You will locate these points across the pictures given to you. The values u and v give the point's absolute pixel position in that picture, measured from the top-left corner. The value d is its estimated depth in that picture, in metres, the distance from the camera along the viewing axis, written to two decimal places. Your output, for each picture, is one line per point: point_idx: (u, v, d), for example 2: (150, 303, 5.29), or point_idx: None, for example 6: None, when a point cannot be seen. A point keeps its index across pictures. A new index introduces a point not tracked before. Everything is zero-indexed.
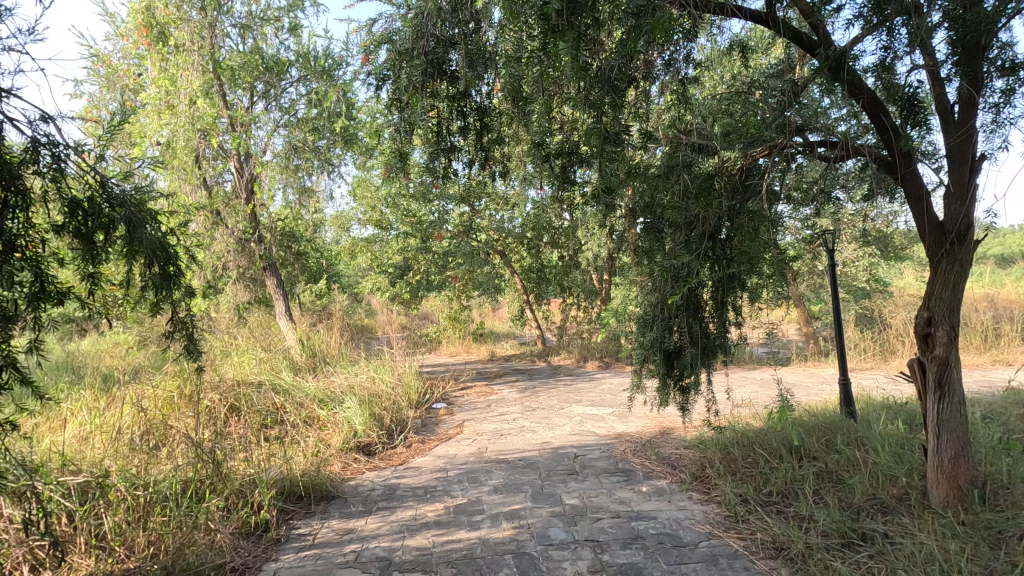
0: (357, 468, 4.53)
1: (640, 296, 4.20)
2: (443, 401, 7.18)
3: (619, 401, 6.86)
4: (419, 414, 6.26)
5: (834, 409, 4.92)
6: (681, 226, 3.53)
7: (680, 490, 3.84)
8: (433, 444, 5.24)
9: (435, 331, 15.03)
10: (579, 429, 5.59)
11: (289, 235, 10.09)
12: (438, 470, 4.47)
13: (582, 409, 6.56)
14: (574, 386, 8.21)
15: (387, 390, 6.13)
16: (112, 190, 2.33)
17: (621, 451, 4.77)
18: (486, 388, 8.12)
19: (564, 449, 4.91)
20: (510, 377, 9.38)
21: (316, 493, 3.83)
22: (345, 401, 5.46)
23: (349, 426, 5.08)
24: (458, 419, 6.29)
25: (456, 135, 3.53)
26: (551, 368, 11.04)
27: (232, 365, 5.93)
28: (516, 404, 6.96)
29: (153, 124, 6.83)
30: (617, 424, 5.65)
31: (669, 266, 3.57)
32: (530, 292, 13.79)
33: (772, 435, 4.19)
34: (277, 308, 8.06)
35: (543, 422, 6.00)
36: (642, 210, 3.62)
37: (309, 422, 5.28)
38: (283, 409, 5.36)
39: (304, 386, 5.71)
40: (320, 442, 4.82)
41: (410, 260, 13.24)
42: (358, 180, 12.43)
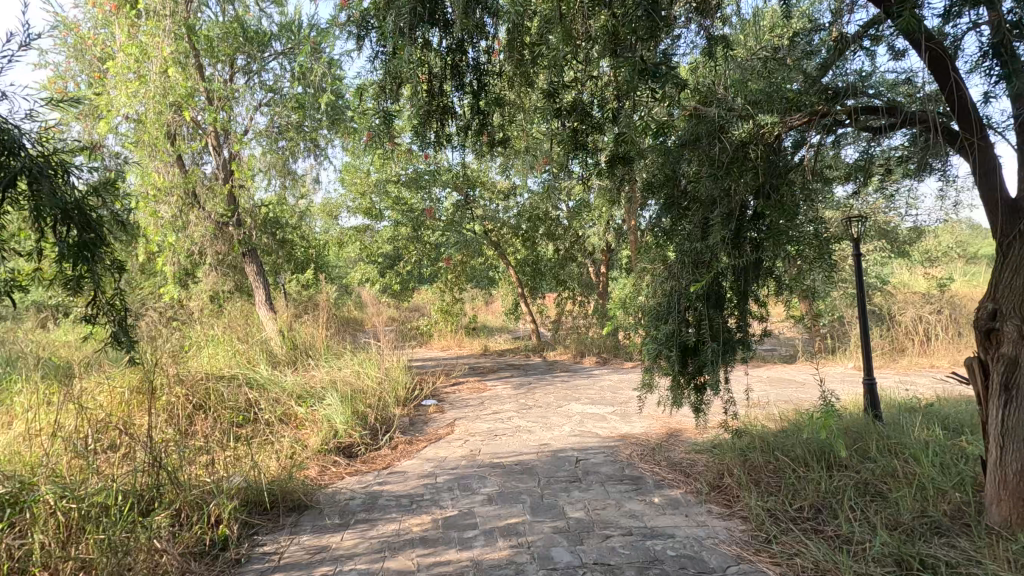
0: (336, 472, 4.09)
1: (652, 285, 3.77)
2: (433, 397, 6.75)
3: (620, 399, 6.47)
4: (407, 412, 5.83)
5: (858, 412, 4.53)
6: (704, 203, 3.08)
7: (696, 503, 3.42)
8: (421, 445, 4.81)
9: (426, 324, 14.59)
10: (579, 430, 5.18)
11: (274, 222, 9.60)
12: (427, 476, 4.04)
13: (581, 407, 6.16)
14: (571, 383, 7.80)
15: (373, 386, 5.70)
16: (13, 134, 1.85)
17: (627, 455, 4.36)
18: (479, 383, 7.70)
19: (565, 452, 4.49)
20: (504, 372, 8.97)
21: (287, 502, 3.39)
22: (326, 397, 5.01)
23: (330, 425, 4.63)
24: (449, 417, 5.87)
25: (452, 96, 3.12)
26: (546, 364, 10.64)
27: (205, 356, 5.47)
28: (510, 401, 6.55)
29: (122, 96, 6.33)
30: (621, 425, 5.24)
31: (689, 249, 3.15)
32: (524, 285, 13.37)
33: (795, 439, 3.79)
34: (258, 297, 7.58)
35: (540, 421, 5.59)
36: (660, 184, 3.20)
37: (285, 420, 4.83)
38: (257, 405, 4.90)
39: (281, 380, 5.26)
40: (296, 443, 4.37)
41: (401, 249, 12.80)
42: (348, 165, 11.95)
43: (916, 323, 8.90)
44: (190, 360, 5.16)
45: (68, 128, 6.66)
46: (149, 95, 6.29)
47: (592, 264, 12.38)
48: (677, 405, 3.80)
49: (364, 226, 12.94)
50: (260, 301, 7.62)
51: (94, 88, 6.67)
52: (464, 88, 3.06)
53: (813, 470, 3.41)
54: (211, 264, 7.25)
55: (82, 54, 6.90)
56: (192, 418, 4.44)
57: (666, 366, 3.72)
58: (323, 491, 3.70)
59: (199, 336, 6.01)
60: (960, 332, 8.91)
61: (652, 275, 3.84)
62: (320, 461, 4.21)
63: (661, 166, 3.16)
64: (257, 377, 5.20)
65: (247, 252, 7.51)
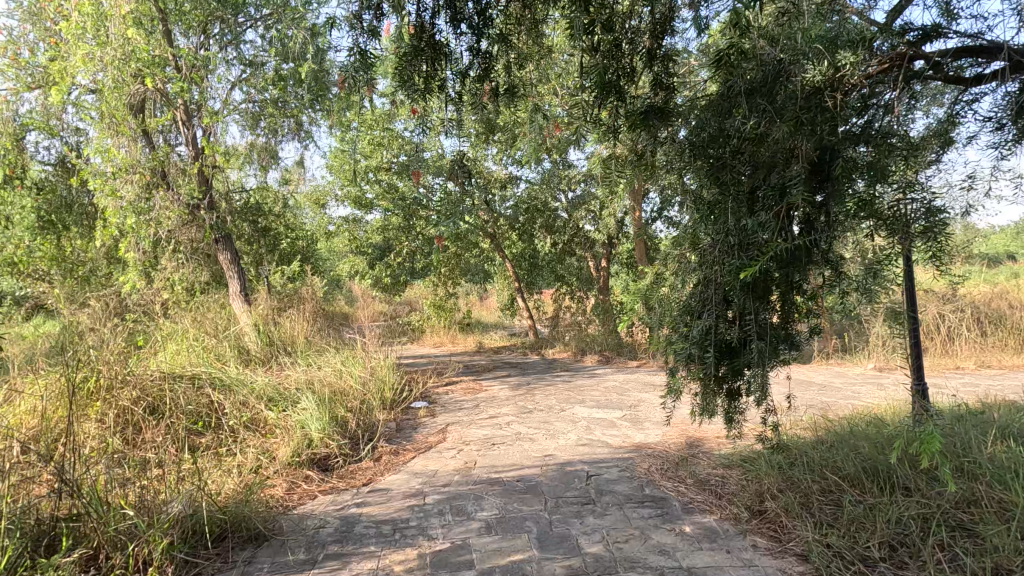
0: (307, 490, 3.50)
1: (682, 274, 3.19)
2: (424, 399, 6.17)
3: (629, 403, 5.91)
4: (393, 416, 5.23)
5: (906, 422, 3.99)
6: (763, 168, 2.49)
7: (737, 534, 2.86)
8: (409, 456, 4.22)
9: (418, 320, 14.03)
10: (587, 439, 4.62)
11: (255, 209, 8.97)
12: (413, 496, 3.45)
13: (586, 412, 5.59)
14: (573, 383, 7.24)
15: (355, 387, 5.10)
16: None
17: (645, 470, 3.80)
18: (474, 384, 7.13)
19: (574, 466, 3.92)
20: (501, 371, 8.40)
21: (239, 535, 2.80)
22: (300, 400, 4.41)
23: (303, 433, 4.03)
24: (441, 422, 5.28)
25: (447, 34, 2.54)
26: (545, 362, 10.06)
27: (167, 354, 4.86)
28: (509, 404, 5.98)
29: (78, 61, 5.69)
30: (633, 434, 4.68)
31: (743, 226, 2.56)
32: (521, 280, 12.83)
33: (846, 455, 3.24)
34: (232, 288, 6.97)
35: (542, 427, 5.03)
36: (706, 146, 2.63)
37: (254, 426, 4.23)
38: (222, 409, 4.29)
39: (251, 379, 4.65)
40: (262, 455, 3.77)
41: (392, 240, 12.22)
42: (336, 151, 11.33)
43: (937, 321, 8.39)
44: (146, 357, 4.55)
45: (21, 98, 6.02)
46: (107, 61, 5.65)
47: (592, 258, 11.85)
48: (710, 416, 3.23)
49: (353, 216, 12.33)
50: (235, 292, 7.01)
51: (49, 54, 6.02)
52: (463, 23, 2.48)
53: (875, 494, 2.86)
54: (184, 251, 6.59)
55: (37, 17, 6.24)
56: (142, 426, 3.83)
57: (696, 370, 3.15)
58: (290, 516, 3.11)
59: (164, 329, 5.40)
60: (984, 332, 8.42)
61: (680, 263, 3.26)
62: (287, 479, 3.59)
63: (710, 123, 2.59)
64: (224, 376, 4.58)
65: (221, 237, 6.91)
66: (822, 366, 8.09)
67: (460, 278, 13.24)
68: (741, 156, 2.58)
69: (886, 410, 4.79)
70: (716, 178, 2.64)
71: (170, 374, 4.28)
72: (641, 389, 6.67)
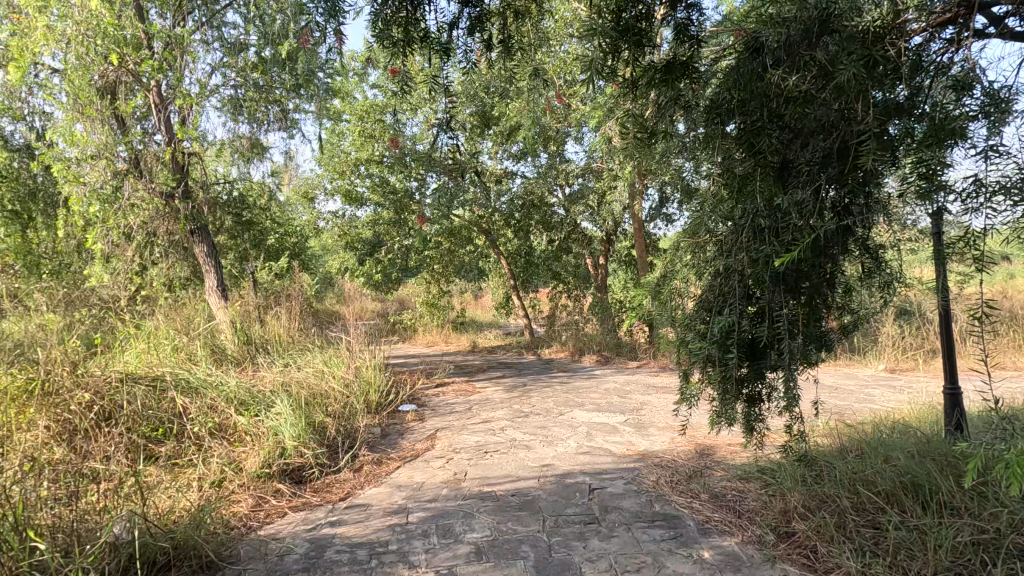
0: (276, 508, 3.12)
1: (697, 264, 2.83)
2: (413, 401, 5.79)
3: (631, 406, 5.55)
4: (378, 421, 4.86)
5: (938, 433, 3.62)
6: (803, 135, 2.17)
7: (763, 562, 2.51)
8: (394, 466, 3.84)
9: (410, 318, 13.66)
10: (588, 446, 4.25)
11: (237, 201, 8.56)
12: (394, 513, 3.07)
13: (586, 416, 5.22)
14: (570, 384, 6.89)
15: (337, 390, 4.71)
16: None
17: (654, 483, 3.44)
18: (466, 386, 6.74)
19: (575, 478, 3.55)
20: (495, 372, 8.04)
21: (188, 567, 2.44)
22: (275, 404, 4.01)
23: (276, 440, 3.64)
24: (430, 427, 4.90)
25: None
26: (541, 362, 9.67)
27: (130, 354, 4.43)
28: (503, 407, 5.61)
29: (39, 38, 5.30)
30: (637, 441, 4.31)
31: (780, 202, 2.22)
32: (516, 277, 12.49)
33: (880, 469, 2.90)
34: (209, 282, 6.52)
35: (539, 433, 4.66)
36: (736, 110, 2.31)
37: (222, 432, 3.82)
38: (187, 413, 3.89)
39: (222, 379, 4.23)
40: (227, 465, 3.39)
41: (382, 235, 11.82)
42: (325, 142, 10.91)
43: None
44: (106, 357, 4.15)
45: None
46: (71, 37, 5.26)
47: (590, 255, 11.51)
48: (729, 427, 2.87)
49: (343, 211, 11.93)
50: (210, 288, 6.54)
51: (10, 30, 5.62)
52: None
53: (920, 515, 2.53)
54: (161, 244, 6.22)
55: None
56: (93, 435, 3.40)
57: (714, 374, 2.80)
58: (251, 540, 2.73)
59: (130, 327, 5.00)
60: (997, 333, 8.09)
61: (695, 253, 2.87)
62: (254, 494, 3.20)
63: (741, 85, 2.28)
64: (191, 377, 4.16)
65: (198, 229, 6.43)
66: (830, 368, 7.74)
67: (453, 276, 12.87)
68: (780, 121, 2.22)
69: (910, 416, 4.43)
70: (748, 148, 2.28)
71: (128, 374, 3.85)
72: (643, 391, 6.31)
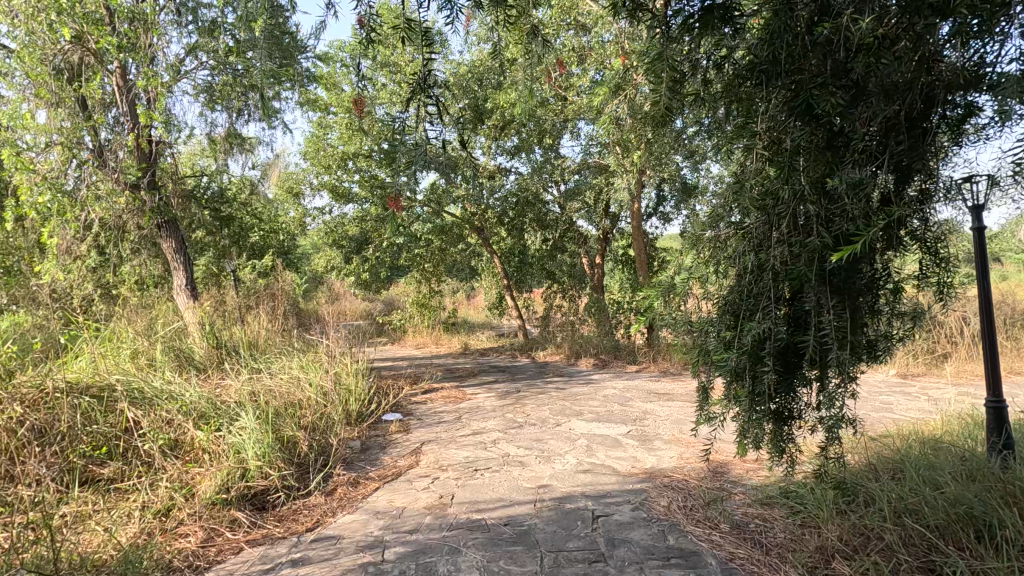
0: (230, 543, 2.69)
1: (719, 258, 2.42)
2: (397, 410, 5.35)
3: (633, 416, 5.16)
4: (357, 433, 4.42)
5: (979, 451, 3.26)
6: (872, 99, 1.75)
7: None
8: (372, 488, 3.41)
9: (400, 318, 13.26)
10: (589, 463, 3.85)
11: (215, 195, 8.12)
12: (368, 548, 2.64)
13: (585, 427, 4.81)
14: (566, 390, 6.49)
15: (311, 399, 4.28)
16: None
17: (665, 509, 3.04)
18: (456, 392, 6.32)
19: (575, 504, 3.14)
20: (487, 376, 7.62)
21: None
22: (239, 417, 3.57)
23: (238, 459, 3.21)
24: (414, 440, 4.47)
25: None
26: (535, 365, 9.27)
27: (79, 360, 3.96)
28: (495, 416, 5.19)
29: None
30: (642, 459, 3.90)
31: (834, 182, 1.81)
32: (509, 277, 12.13)
33: (931, 497, 2.54)
34: (176, 280, 6.08)
35: (535, 447, 4.25)
36: (789, 65, 1.91)
37: (176, 451, 3.37)
38: (138, 429, 3.43)
39: (181, 388, 3.78)
40: (176, 490, 2.96)
41: (369, 232, 11.38)
42: (311, 135, 10.43)
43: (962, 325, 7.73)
44: (48, 363, 3.68)
45: None
46: None
47: (585, 254, 11.15)
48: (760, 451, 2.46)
49: (329, 208, 11.46)
50: (179, 286, 6.10)
51: None
52: None
53: (987, 558, 2.18)
54: (130, 239, 5.81)
55: None
56: (21, 455, 2.94)
57: (743, 388, 2.38)
58: None
59: (84, 329, 4.53)
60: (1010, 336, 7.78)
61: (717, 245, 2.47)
62: (205, 526, 2.77)
63: (797, 35, 1.88)
64: (146, 387, 3.71)
65: (165, 223, 6.03)
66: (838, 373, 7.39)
67: (444, 274, 12.48)
68: (837, 82, 1.84)
69: (940, 430, 4.06)
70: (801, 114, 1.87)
71: (69, 383, 3.38)
72: (644, 399, 5.92)
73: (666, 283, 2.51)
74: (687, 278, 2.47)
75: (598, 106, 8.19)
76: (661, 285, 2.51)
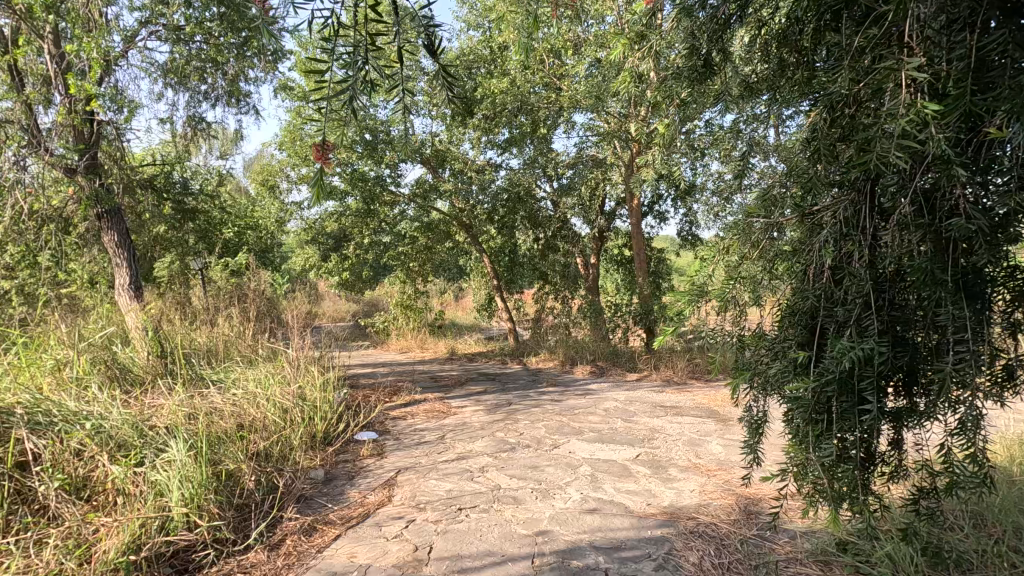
0: None
1: (773, 257, 1.85)
2: (371, 429, 4.68)
3: (639, 435, 4.55)
4: (321, 460, 3.75)
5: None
6: None
7: None
8: (330, 537, 2.76)
9: (384, 321, 12.60)
10: (595, 500, 3.23)
11: (177, 185, 7.37)
12: None
13: (586, 449, 4.18)
14: (563, 403, 5.85)
15: (263, 422, 3.63)
16: None
17: (697, 570, 2.42)
18: (440, 405, 5.66)
19: (583, 561, 2.51)
20: (475, 385, 6.97)
21: None
22: (169, 445, 2.90)
23: (157, 505, 2.56)
24: (389, 467, 3.81)
25: None
26: (528, 372, 8.63)
27: None
28: (483, 436, 4.54)
29: None
30: (659, 495, 3.28)
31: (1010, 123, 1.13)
32: (499, 277, 11.49)
33: None
34: (119, 279, 5.34)
35: (530, 476, 3.62)
36: None
37: (83, 492, 2.69)
38: (36, 463, 2.73)
39: (100, 409, 3.09)
40: (69, 552, 2.28)
41: (349, 229, 10.67)
42: (289, 125, 9.70)
43: None
44: None
45: None
46: None
47: (580, 254, 10.54)
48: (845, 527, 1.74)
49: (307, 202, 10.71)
50: (121, 284, 5.36)
51: None
52: None
53: None
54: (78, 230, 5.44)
55: None
56: None
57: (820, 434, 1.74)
58: None
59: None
60: None
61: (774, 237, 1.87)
62: None
63: None
64: (54, 407, 3.01)
65: (107, 212, 5.27)
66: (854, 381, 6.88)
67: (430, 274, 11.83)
68: None
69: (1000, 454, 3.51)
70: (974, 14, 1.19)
71: None
72: (650, 414, 5.32)
73: (705, 284, 1.83)
74: (734, 279, 1.85)
75: (598, 95, 7.59)
76: (696, 285, 1.85)
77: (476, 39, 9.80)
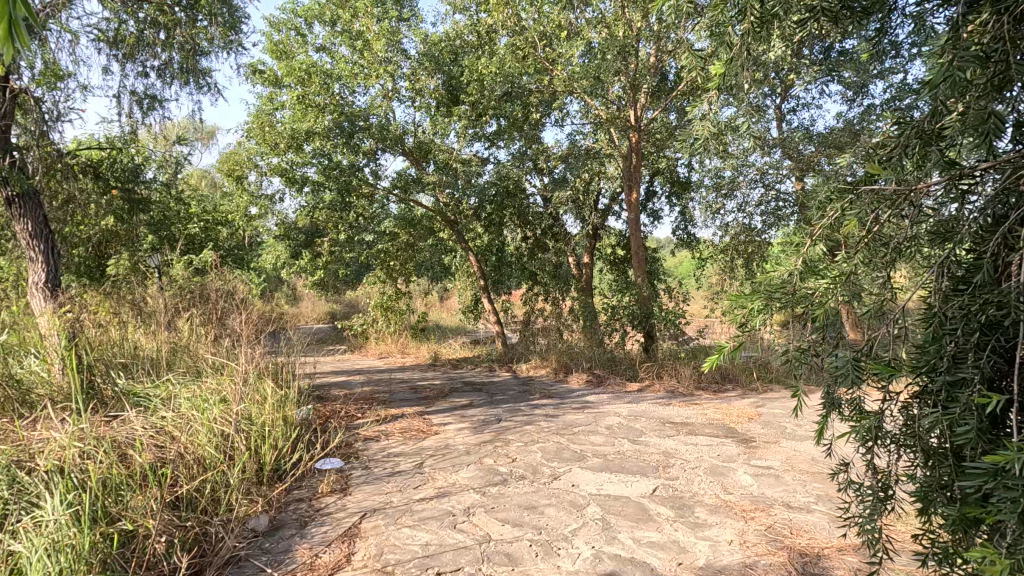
0: None
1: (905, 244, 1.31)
2: (335, 456, 3.93)
3: (652, 463, 3.87)
4: (267, 503, 3.01)
5: None
6: None
7: None
8: None
9: (363, 324, 11.81)
10: (610, 559, 2.52)
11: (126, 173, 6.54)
12: None
13: (592, 482, 3.49)
14: (559, 419, 5.15)
15: (192, 454, 2.91)
16: None
17: None
18: (418, 423, 4.92)
19: None
20: (459, 398, 6.24)
21: None
22: (47, 496, 2.17)
23: None
24: (353, 509, 3.09)
25: None
26: (518, 382, 7.91)
27: None
28: (468, 464, 3.82)
29: None
30: (691, 551, 2.59)
31: None
32: (487, 278, 10.78)
33: None
34: (33, 276, 4.52)
35: (528, 522, 2.91)
36: None
37: None
38: None
39: None
40: None
41: (322, 225, 9.86)
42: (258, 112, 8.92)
43: None
44: None
45: None
46: None
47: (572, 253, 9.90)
48: None
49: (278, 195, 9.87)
50: (35, 282, 4.53)
51: None
52: None
53: None
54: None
55: None
56: None
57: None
58: None
59: None
60: None
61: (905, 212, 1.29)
62: None
63: None
64: None
65: (19, 196, 4.45)
66: None
67: (413, 273, 11.06)
68: None
69: None
70: None
71: None
72: (660, 433, 4.65)
73: (788, 284, 1.35)
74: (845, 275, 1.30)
75: (595, 78, 6.92)
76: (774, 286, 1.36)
77: (462, 24, 9.11)
